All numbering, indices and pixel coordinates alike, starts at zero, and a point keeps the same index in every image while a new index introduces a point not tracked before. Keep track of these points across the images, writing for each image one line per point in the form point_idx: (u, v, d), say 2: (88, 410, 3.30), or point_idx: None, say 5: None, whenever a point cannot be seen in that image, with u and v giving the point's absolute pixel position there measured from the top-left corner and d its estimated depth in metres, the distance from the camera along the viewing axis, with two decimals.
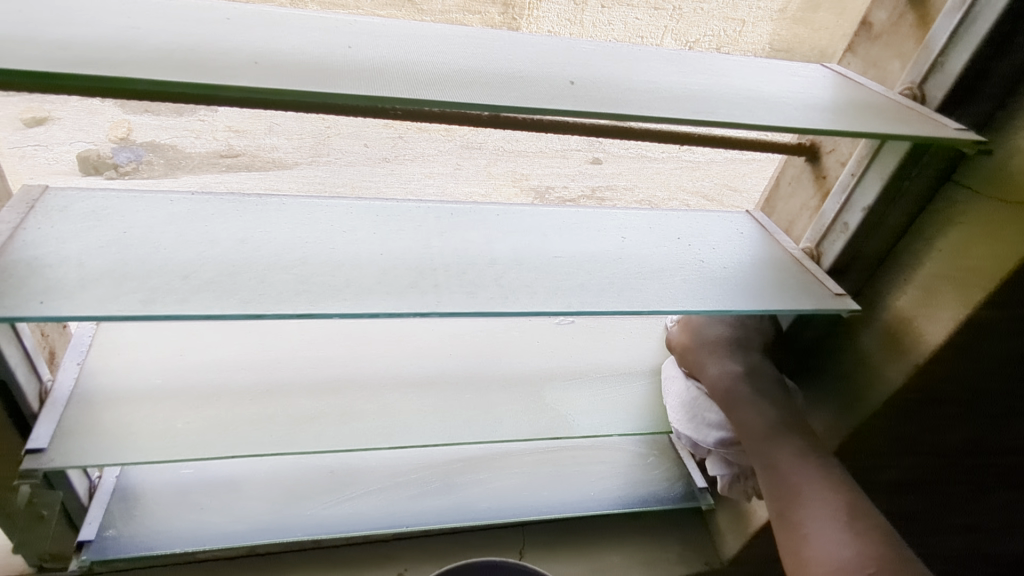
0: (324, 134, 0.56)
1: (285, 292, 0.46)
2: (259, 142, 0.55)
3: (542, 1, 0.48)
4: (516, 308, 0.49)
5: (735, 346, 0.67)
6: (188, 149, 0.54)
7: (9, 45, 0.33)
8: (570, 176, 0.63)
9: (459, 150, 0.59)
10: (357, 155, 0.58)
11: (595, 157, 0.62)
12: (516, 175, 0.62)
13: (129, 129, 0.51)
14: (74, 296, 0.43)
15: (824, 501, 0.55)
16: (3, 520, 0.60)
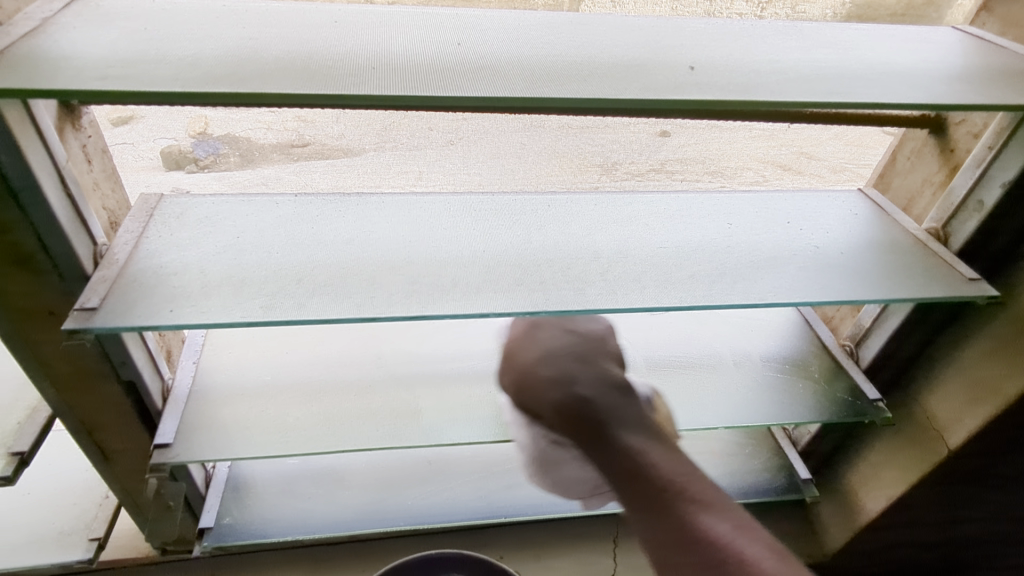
0: (390, 120, 0.51)
1: (397, 294, 0.46)
2: (326, 130, 0.51)
3: None
4: (626, 305, 0.47)
5: (573, 359, 0.47)
6: (260, 140, 0.51)
7: (146, 66, 0.34)
8: (637, 150, 0.56)
9: (522, 131, 0.53)
10: (424, 139, 0.53)
11: (663, 129, 0.54)
12: (583, 152, 0.56)
13: (206, 125, 0.49)
14: (198, 303, 0.44)
15: (719, 512, 0.38)
16: (131, 509, 0.64)
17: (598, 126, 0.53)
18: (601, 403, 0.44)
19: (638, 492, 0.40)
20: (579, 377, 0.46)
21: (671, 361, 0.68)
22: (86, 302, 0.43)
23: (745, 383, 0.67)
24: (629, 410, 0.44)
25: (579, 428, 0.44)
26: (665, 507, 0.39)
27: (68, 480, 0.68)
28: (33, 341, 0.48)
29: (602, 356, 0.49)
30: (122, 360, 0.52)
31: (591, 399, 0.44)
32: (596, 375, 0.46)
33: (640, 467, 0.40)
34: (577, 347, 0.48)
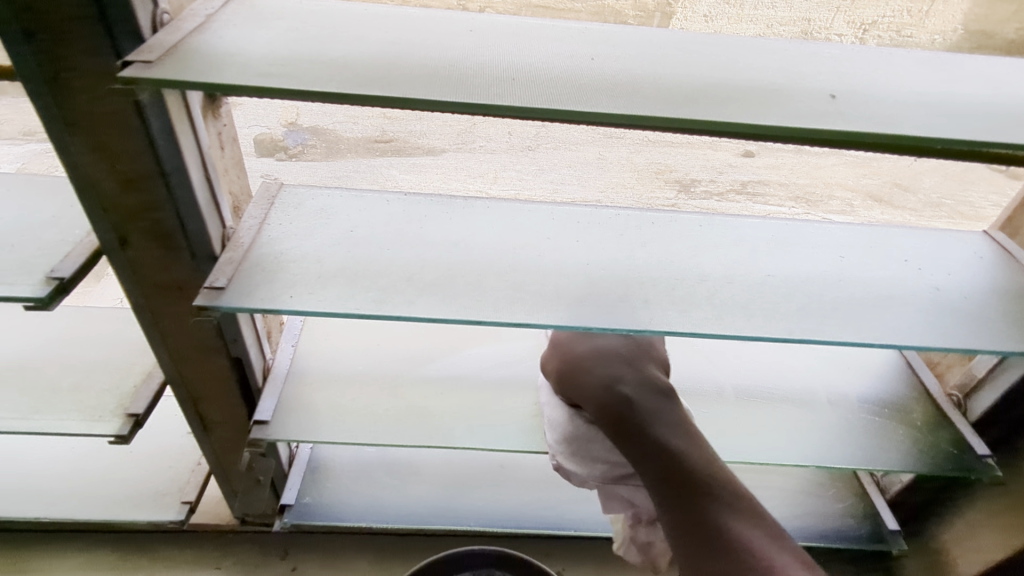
0: (471, 121, 0.52)
1: (502, 299, 0.47)
2: (409, 128, 0.52)
3: None
4: (733, 332, 0.46)
5: (623, 363, 0.55)
6: (346, 133, 0.53)
7: (304, 65, 0.35)
8: (718, 168, 0.55)
9: (601, 140, 0.53)
10: (501, 144, 0.53)
11: (747, 149, 0.53)
12: (660, 166, 0.55)
13: (295, 112, 0.52)
14: (316, 289, 0.46)
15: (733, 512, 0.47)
16: (219, 477, 0.67)
17: (678, 144, 0.53)
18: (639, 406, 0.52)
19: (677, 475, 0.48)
20: (624, 377, 0.54)
21: (760, 392, 0.66)
22: (216, 281, 0.45)
23: (836, 423, 0.65)
24: (672, 412, 0.52)
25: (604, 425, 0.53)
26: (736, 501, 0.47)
27: (166, 443, 0.72)
28: (159, 312, 0.51)
29: (646, 359, 0.56)
30: (233, 337, 0.54)
31: (631, 399, 0.52)
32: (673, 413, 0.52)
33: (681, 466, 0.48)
34: (619, 349, 0.56)
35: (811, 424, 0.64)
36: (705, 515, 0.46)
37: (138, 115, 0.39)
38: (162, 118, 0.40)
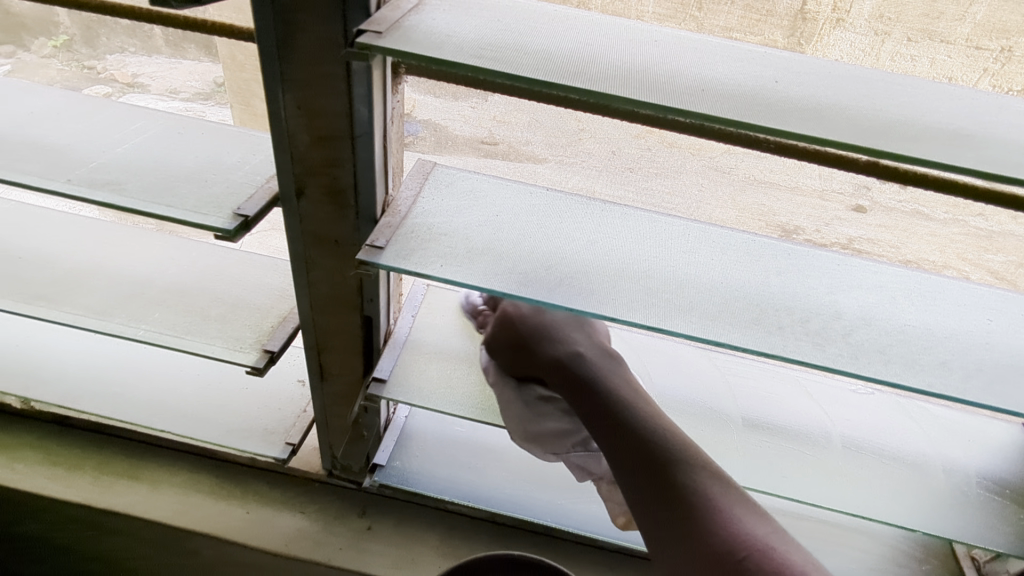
0: (577, 135, 0.58)
1: (636, 302, 0.48)
2: (516, 134, 0.58)
3: (835, 29, 0.43)
4: (868, 374, 0.46)
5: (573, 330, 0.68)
6: (456, 130, 0.60)
7: (512, 52, 0.38)
8: (825, 220, 0.58)
9: (706, 171, 0.58)
10: (601, 161, 0.59)
11: (859, 205, 0.57)
12: (763, 209, 0.59)
13: (413, 105, 0.59)
14: (463, 263, 0.49)
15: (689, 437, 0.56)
16: (320, 427, 0.72)
17: (787, 186, 0.57)
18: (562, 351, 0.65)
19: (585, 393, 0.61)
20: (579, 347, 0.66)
21: (869, 445, 0.63)
22: (376, 241, 0.50)
23: (948, 493, 0.62)
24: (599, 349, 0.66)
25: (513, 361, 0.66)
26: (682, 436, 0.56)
27: (278, 386, 0.77)
28: (313, 262, 0.56)
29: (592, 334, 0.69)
30: (370, 297, 0.59)
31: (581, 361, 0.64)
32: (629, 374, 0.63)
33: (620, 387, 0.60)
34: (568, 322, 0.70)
35: (918, 490, 0.62)
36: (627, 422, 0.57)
37: (346, 80, 0.44)
38: (364, 86, 0.44)
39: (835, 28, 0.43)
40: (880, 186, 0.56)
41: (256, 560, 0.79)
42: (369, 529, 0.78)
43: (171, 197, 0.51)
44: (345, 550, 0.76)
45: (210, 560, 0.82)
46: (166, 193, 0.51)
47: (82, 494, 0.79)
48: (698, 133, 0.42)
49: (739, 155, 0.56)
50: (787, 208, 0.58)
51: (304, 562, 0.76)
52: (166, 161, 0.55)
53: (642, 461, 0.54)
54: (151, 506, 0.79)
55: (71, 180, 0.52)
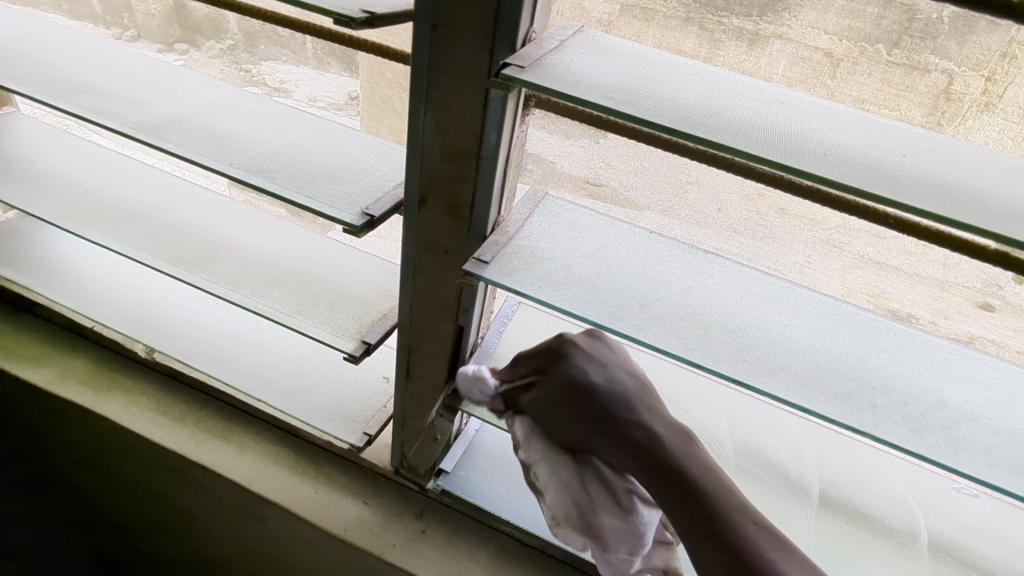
0: (682, 188, 0.59)
1: (724, 353, 0.48)
2: (621, 179, 0.60)
3: (983, 115, 0.44)
4: (966, 471, 0.43)
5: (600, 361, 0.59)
6: (562, 168, 0.62)
7: (641, 98, 0.41)
8: (945, 313, 0.57)
9: (817, 243, 0.58)
10: (706, 216, 0.60)
11: (987, 302, 0.56)
12: (875, 288, 0.58)
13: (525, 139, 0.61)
14: (560, 288, 0.51)
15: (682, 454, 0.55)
16: (397, 424, 0.76)
17: (906, 271, 0.56)
18: (611, 396, 0.57)
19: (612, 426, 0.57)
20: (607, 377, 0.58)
21: (959, 553, 0.59)
22: (483, 255, 0.53)
23: None
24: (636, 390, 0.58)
25: (563, 414, 0.59)
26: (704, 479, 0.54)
27: (364, 379, 0.81)
28: (420, 267, 0.60)
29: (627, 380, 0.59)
30: (466, 308, 0.62)
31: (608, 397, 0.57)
32: (669, 418, 0.57)
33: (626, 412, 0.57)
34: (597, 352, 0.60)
35: None
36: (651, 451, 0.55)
37: (483, 105, 0.48)
38: (498, 113, 0.48)
39: (983, 114, 0.44)
40: (1015, 287, 0.55)
41: (315, 538, 0.83)
42: (423, 532, 0.81)
43: (312, 190, 0.57)
44: (398, 547, 0.79)
45: (276, 530, 0.87)
46: (308, 186, 0.57)
47: (179, 445, 0.87)
48: (813, 196, 0.44)
49: (857, 234, 0.56)
50: (901, 290, 0.57)
51: (359, 551, 0.80)
52: (312, 159, 0.61)
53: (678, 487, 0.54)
54: (234, 468, 0.85)
55: (233, 163, 0.59)
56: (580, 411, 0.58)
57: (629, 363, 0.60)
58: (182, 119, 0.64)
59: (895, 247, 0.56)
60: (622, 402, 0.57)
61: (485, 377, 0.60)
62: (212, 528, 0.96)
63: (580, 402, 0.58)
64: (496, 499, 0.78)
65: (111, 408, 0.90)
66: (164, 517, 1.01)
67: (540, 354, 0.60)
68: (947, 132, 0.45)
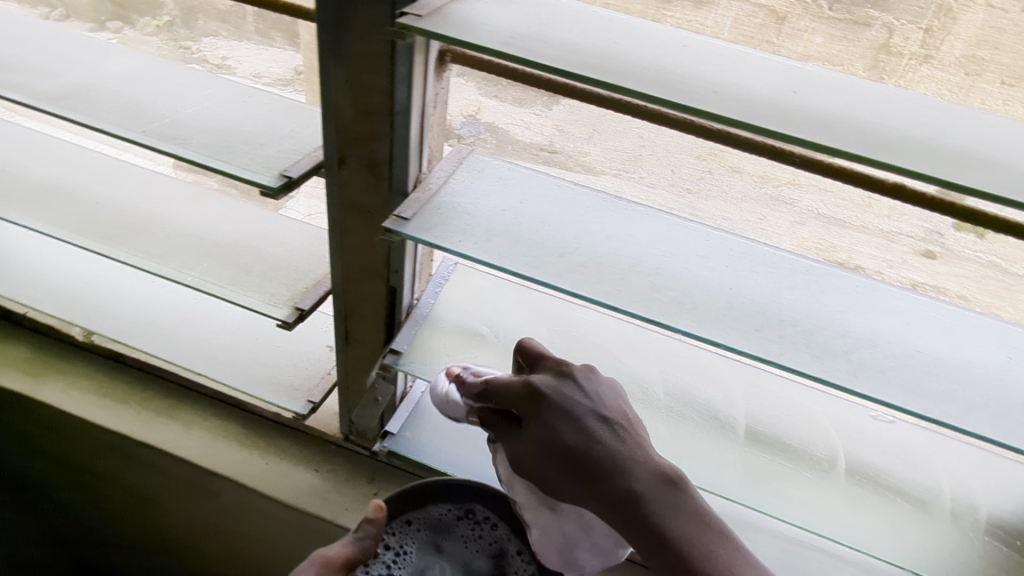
0: (638, 152, 0.55)
1: (640, 295, 0.50)
2: (577, 145, 0.57)
3: (927, 66, 0.42)
4: (862, 391, 0.46)
5: (559, 400, 0.51)
6: (515, 136, 0.59)
7: (538, 43, 0.41)
8: (888, 262, 0.55)
9: (769, 200, 0.54)
10: (662, 179, 0.57)
11: (929, 250, 0.53)
12: (823, 243, 0.55)
13: (479, 109, 0.58)
14: (480, 242, 0.52)
15: (668, 510, 0.47)
16: (341, 390, 0.76)
17: (855, 225, 0.53)
18: (585, 453, 0.50)
19: (568, 471, 0.50)
20: (572, 422, 0.51)
21: (876, 475, 0.62)
22: (404, 213, 0.53)
23: (953, 535, 0.60)
24: (575, 415, 0.51)
25: (532, 470, 0.52)
26: (693, 527, 0.47)
27: (307, 349, 0.81)
28: (347, 229, 0.60)
29: (591, 411, 0.51)
30: (396, 269, 0.62)
31: (582, 453, 0.50)
32: (649, 464, 0.49)
33: (608, 472, 0.49)
34: (576, 403, 0.52)
35: (921, 530, 0.60)
36: (636, 513, 0.47)
37: (391, 59, 0.47)
38: (407, 67, 0.48)
39: (927, 65, 0.42)
40: (955, 234, 0.51)
41: (269, 508, 0.84)
42: (375, 495, 0.82)
43: (228, 154, 0.56)
44: (351, 510, 0.81)
45: (229, 504, 0.88)
46: (223, 150, 0.56)
47: (124, 425, 0.86)
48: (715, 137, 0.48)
49: (806, 189, 0.52)
50: (839, 235, 0.54)
51: (313, 516, 0.81)
52: (229, 122, 0.60)
53: (662, 552, 0.46)
54: (182, 444, 0.85)
55: (144, 131, 0.57)
56: (559, 473, 0.50)
57: (601, 403, 0.52)
58: (91, 88, 0.62)
59: (842, 201, 0.52)
60: (591, 457, 0.49)
61: (453, 397, 0.58)
62: (166, 507, 0.96)
63: (562, 465, 0.50)
64: (444, 455, 0.78)
65: (50, 393, 0.88)
66: (118, 500, 1.01)
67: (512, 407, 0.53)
68: (889, 87, 0.43)
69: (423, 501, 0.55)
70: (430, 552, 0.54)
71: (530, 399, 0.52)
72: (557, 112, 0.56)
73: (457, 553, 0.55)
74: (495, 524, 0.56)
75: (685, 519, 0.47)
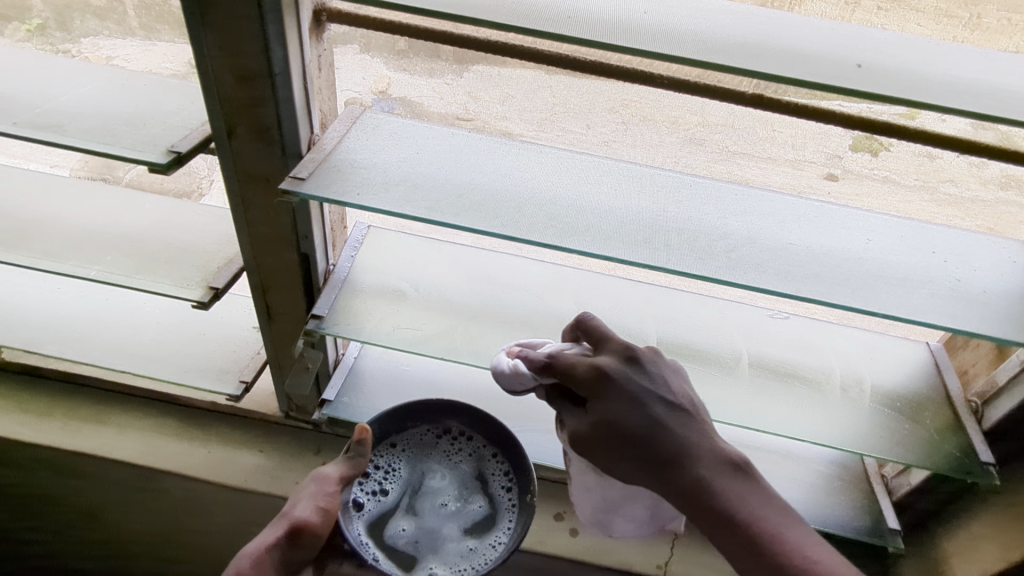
0: (552, 111, 0.59)
1: (537, 224, 0.54)
2: (491, 110, 0.60)
3: None
4: (742, 282, 0.52)
5: (664, 404, 0.52)
6: (431, 108, 0.61)
7: None
8: (798, 189, 0.61)
9: (683, 144, 0.59)
10: (577, 135, 0.60)
11: (830, 173, 0.59)
12: (734, 176, 0.61)
13: (389, 84, 0.60)
14: (380, 193, 0.54)
15: (731, 485, 0.51)
16: (273, 366, 0.77)
17: (759, 156, 0.59)
18: (649, 435, 0.51)
19: (634, 454, 0.51)
20: (631, 408, 0.52)
21: (777, 365, 0.68)
22: (299, 173, 0.54)
23: (848, 406, 0.68)
24: (702, 438, 0.52)
25: (593, 450, 0.53)
26: (753, 500, 0.51)
27: (232, 332, 0.81)
28: (248, 200, 0.60)
29: (700, 430, 0.53)
30: (304, 235, 0.63)
31: (644, 435, 0.51)
32: (713, 450, 0.52)
33: (672, 450, 0.51)
34: (634, 385, 0.53)
35: (822, 408, 0.67)
36: (705, 496, 0.50)
37: (260, 20, 0.48)
38: (277, 25, 0.48)
39: None
40: (852, 156, 0.58)
41: (217, 496, 0.84)
42: (324, 465, 0.84)
43: (110, 136, 0.55)
44: (302, 483, 0.82)
45: (176, 499, 0.87)
46: (105, 133, 0.55)
47: (51, 438, 0.83)
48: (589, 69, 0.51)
49: (714, 128, 0.58)
50: (720, 151, 0.59)
51: (262, 495, 0.82)
52: (107, 105, 0.58)
53: (729, 527, 0.50)
54: (117, 447, 0.84)
55: (16, 123, 0.56)
56: (621, 454, 0.52)
57: (668, 389, 0.53)
58: None
59: (749, 136, 0.58)
60: (653, 434, 0.51)
61: (522, 370, 0.55)
62: (111, 514, 0.94)
63: (627, 447, 0.51)
64: None
65: None
66: (59, 518, 0.98)
67: (592, 401, 0.53)
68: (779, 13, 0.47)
69: (403, 426, 0.61)
70: (418, 465, 0.62)
71: (603, 389, 0.52)
72: (466, 80, 0.59)
73: (443, 463, 0.62)
74: (470, 437, 0.62)
75: (751, 499, 0.51)
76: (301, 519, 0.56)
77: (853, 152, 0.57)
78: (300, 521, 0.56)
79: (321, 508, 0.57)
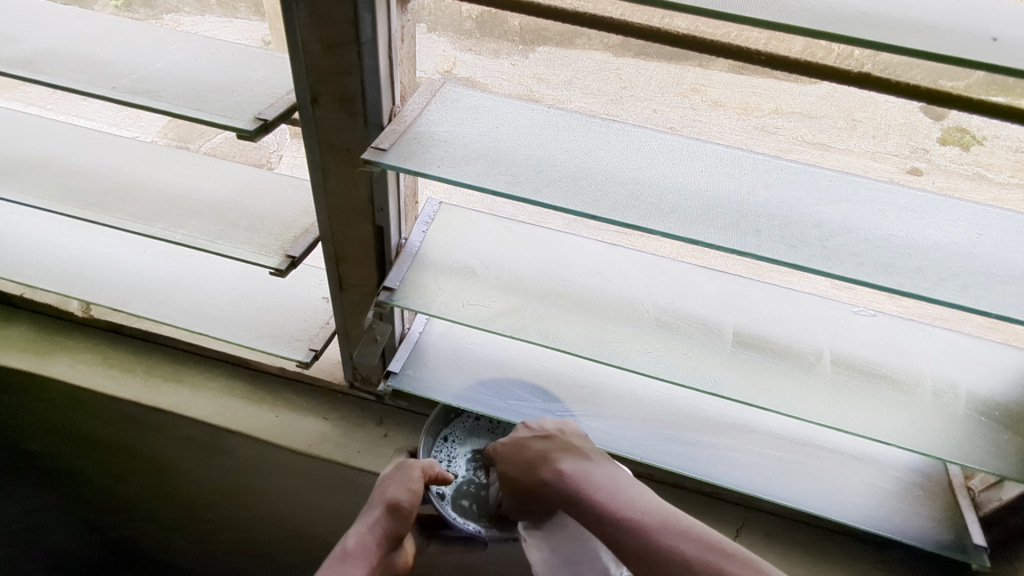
0: (619, 94, 0.57)
1: (619, 201, 0.52)
2: (557, 93, 0.58)
3: None
4: (838, 273, 0.49)
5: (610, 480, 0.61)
6: (495, 89, 0.60)
7: None
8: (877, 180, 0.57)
9: (752, 131, 0.56)
10: (642, 117, 0.58)
11: (914, 167, 0.55)
12: None
13: (454, 64, 0.60)
14: (460, 166, 0.53)
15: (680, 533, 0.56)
16: (342, 335, 0.79)
17: (839, 148, 0.56)
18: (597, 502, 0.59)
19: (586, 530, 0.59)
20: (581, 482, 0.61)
21: (861, 363, 0.65)
22: (380, 144, 0.54)
23: (940, 412, 0.63)
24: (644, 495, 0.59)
25: None
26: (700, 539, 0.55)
27: (303, 301, 0.83)
28: (327, 170, 0.61)
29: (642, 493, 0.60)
30: (381, 207, 0.63)
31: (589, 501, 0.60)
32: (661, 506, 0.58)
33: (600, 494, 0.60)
34: (580, 470, 0.63)
35: (908, 411, 0.63)
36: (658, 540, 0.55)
37: None
38: None
39: None
40: (939, 149, 0.54)
41: (282, 458, 0.87)
42: (385, 436, 0.86)
43: (201, 102, 0.56)
44: (364, 453, 0.84)
45: (244, 458, 0.91)
46: (195, 99, 0.56)
47: (131, 392, 0.88)
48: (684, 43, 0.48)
49: (789, 117, 0.55)
50: (808, 133, 0.56)
51: (326, 461, 0.84)
52: (198, 72, 0.59)
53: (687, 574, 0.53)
54: (192, 406, 0.87)
55: (116, 87, 0.58)
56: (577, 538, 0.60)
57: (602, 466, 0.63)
58: (57, 50, 0.61)
59: (826, 125, 0.55)
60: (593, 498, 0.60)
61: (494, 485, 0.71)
62: (184, 468, 0.99)
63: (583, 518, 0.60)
64: (447, 390, 0.79)
65: (57, 368, 0.90)
66: (136, 468, 1.04)
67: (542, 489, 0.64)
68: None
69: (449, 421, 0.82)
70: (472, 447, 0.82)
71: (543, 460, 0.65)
72: (530, 62, 0.57)
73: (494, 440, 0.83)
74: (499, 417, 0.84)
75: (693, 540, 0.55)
76: (395, 501, 0.66)
77: (940, 145, 0.53)
78: (393, 500, 0.66)
79: (406, 489, 0.67)
